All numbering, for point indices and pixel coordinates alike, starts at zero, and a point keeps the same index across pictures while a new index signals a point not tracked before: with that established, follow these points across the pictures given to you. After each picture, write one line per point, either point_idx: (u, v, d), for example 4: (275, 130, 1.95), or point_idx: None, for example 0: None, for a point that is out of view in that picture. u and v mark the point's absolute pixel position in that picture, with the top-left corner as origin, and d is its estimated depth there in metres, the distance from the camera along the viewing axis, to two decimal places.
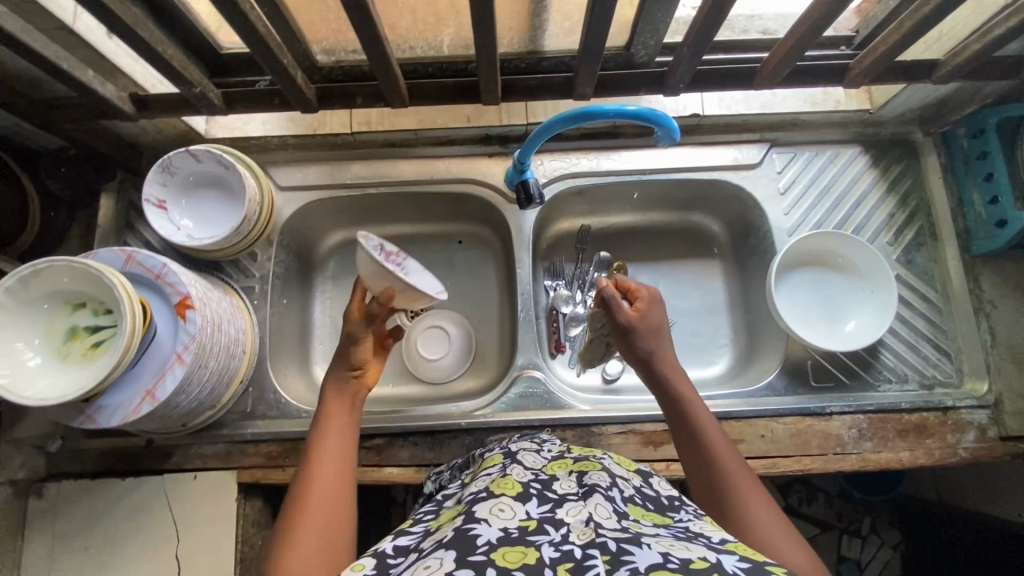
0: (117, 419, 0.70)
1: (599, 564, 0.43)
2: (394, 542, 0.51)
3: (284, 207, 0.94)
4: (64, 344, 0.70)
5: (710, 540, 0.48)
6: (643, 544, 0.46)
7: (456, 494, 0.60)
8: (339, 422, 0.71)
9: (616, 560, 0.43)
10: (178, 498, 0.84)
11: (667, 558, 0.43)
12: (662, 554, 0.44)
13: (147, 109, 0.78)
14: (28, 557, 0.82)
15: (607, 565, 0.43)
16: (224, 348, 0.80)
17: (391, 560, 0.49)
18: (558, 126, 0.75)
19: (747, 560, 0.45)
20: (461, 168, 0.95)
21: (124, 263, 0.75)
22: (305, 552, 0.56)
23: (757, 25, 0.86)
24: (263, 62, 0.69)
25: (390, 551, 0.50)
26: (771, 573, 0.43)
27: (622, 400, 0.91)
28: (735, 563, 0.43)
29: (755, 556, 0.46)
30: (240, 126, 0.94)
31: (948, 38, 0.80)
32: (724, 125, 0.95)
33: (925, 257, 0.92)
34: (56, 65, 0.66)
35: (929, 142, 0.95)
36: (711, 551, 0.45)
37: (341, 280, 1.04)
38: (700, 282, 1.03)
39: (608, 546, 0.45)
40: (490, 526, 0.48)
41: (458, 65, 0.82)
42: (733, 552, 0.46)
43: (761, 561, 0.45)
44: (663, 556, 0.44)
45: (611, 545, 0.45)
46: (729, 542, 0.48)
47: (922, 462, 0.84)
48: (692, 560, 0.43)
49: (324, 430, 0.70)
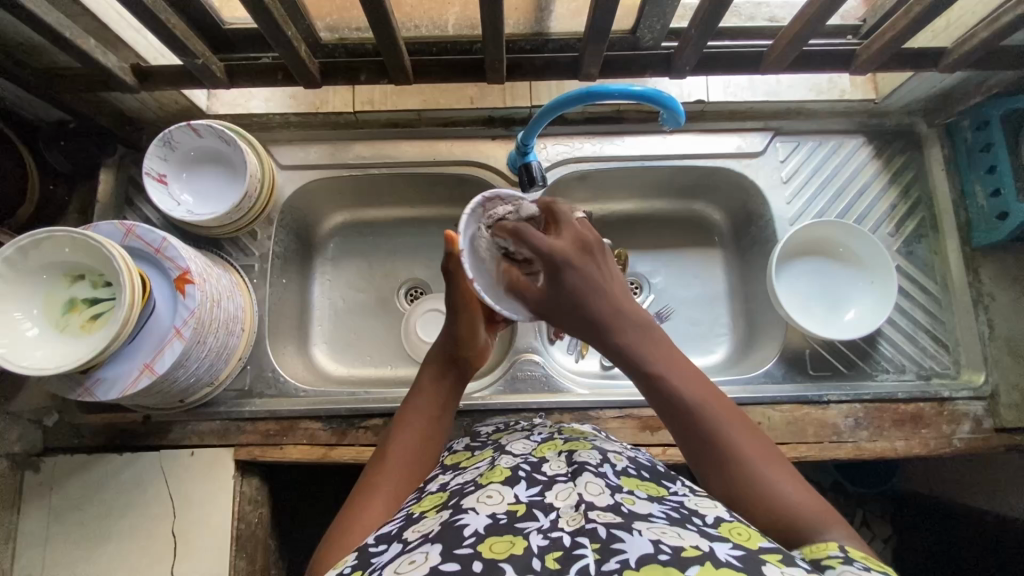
0: (115, 392, 0.70)
1: (588, 553, 0.43)
2: (375, 533, 0.53)
3: (285, 186, 0.94)
4: (63, 315, 0.70)
5: (705, 522, 0.48)
6: (633, 530, 0.45)
7: (438, 478, 0.61)
8: (431, 392, 0.71)
9: (606, 550, 0.43)
10: (174, 473, 0.84)
11: (658, 547, 0.43)
12: (652, 542, 0.44)
13: (149, 81, 0.78)
14: (24, 529, 0.82)
15: (596, 555, 0.43)
16: (222, 324, 0.80)
17: (373, 550, 0.50)
18: (562, 107, 0.75)
19: (741, 548, 0.45)
20: (464, 150, 0.95)
21: (122, 236, 0.74)
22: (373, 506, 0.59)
23: (763, 12, 0.85)
24: (268, 35, 0.68)
25: (372, 542, 0.51)
26: (764, 560, 0.43)
27: (619, 386, 0.91)
28: (728, 552, 0.43)
29: (748, 544, 0.45)
30: (241, 103, 0.93)
31: (955, 28, 0.80)
32: (728, 113, 0.95)
33: (926, 248, 0.93)
34: (58, 32, 0.65)
35: (933, 133, 0.95)
36: (704, 538, 0.45)
37: (340, 262, 1.04)
38: (701, 271, 1.03)
39: (597, 534, 0.45)
40: (479, 514, 0.49)
41: (462, 45, 0.81)
42: (727, 539, 0.45)
43: (755, 548, 0.45)
44: (654, 544, 0.43)
45: (601, 531, 0.45)
46: (723, 524, 0.48)
47: (916, 451, 0.84)
48: (683, 548, 0.43)
49: (417, 402, 0.69)
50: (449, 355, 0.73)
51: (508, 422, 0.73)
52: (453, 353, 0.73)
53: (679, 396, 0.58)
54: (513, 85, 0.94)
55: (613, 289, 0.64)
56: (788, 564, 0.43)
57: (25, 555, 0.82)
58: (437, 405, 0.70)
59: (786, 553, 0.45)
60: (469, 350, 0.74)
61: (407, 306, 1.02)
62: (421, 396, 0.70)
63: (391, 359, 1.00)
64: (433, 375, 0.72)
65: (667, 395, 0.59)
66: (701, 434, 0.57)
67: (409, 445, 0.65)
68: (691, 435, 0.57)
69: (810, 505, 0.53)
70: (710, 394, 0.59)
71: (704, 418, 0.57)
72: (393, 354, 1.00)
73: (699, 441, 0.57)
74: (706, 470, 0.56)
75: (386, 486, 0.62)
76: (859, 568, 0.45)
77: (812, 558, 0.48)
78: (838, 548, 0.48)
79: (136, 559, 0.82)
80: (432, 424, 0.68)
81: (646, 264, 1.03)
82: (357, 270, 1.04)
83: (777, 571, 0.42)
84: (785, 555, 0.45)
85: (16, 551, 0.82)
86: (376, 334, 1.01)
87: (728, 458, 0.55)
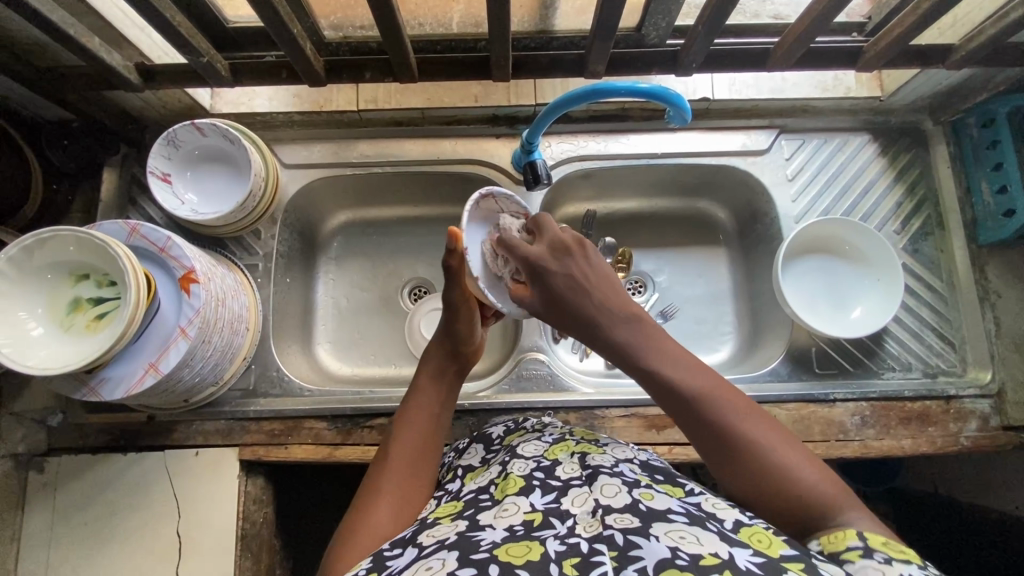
0: (120, 392, 0.70)
1: (606, 560, 0.43)
2: (392, 537, 0.53)
3: (288, 184, 0.93)
4: (68, 315, 0.70)
5: (724, 526, 0.48)
6: (652, 535, 0.45)
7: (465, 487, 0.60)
8: (431, 390, 0.71)
9: (624, 557, 0.43)
10: (179, 473, 0.84)
11: (676, 553, 0.43)
12: (671, 548, 0.43)
13: (154, 80, 0.78)
14: (29, 530, 0.82)
15: (614, 562, 0.43)
16: (228, 324, 0.80)
17: (388, 553, 0.50)
18: (567, 105, 0.75)
19: (761, 555, 0.44)
20: (467, 148, 0.94)
21: (127, 236, 0.74)
22: (383, 511, 0.59)
23: (768, 9, 0.85)
24: (273, 33, 0.68)
25: (388, 545, 0.52)
26: (786, 569, 0.43)
27: (624, 385, 0.91)
28: (748, 558, 0.43)
29: (770, 552, 0.45)
30: (245, 102, 0.93)
31: (962, 25, 0.79)
32: (733, 111, 0.94)
33: (932, 247, 0.92)
34: (63, 30, 0.65)
35: (939, 130, 0.94)
36: (723, 544, 0.45)
37: (344, 261, 1.04)
38: (706, 269, 1.03)
39: (614, 541, 0.45)
40: (495, 529, 0.48)
41: (467, 43, 0.80)
42: (746, 545, 0.45)
43: (777, 556, 0.44)
44: (672, 550, 0.43)
45: (618, 539, 0.45)
46: (742, 529, 0.48)
47: (924, 450, 0.84)
48: (702, 555, 0.43)
49: (417, 401, 0.69)
50: (448, 350, 0.73)
51: (516, 421, 0.73)
52: (453, 349, 0.73)
53: (683, 391, 0.57)
54: (517, 83, 0.94)
55: (601, 284, 0.62)
56: (810, 573, 0.42)
57: (30, 555, 0.81)
58: (439, 403, 0.70)
59: (809, 561, 0.44)
60: (467, 345, 0.74)
61: (411, 305, 1.02)
62: (422, 394, 0.70)
63: (395, 359, 1.00)
64: (432, 374, 0.72)
65: (665, 390, 0.58)
66: (709, 428, 0.56)
67: (413, 442, 0.65)
68: (699, 431, 0.57)
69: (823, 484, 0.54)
70: (714, 384, 0.58)
71: (711, 413, 0.56)
72: (397, 353, 1.00)
73: (708, 435, 0.56)
74: (716, 461, 0.56)
75: (394, 486, 0.61)
76: (881, 560, 0.47)
77: (830, 550, 0.50)
78: (857, 536, 0.50)
79: (141, 560, 0.82)
80: (434, 420, 0.69)
81: (650, 262, 1.03)
82: (361, 268, 1.04)
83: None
84: (808, 563, 0.44)
85: (21, 551, 0.81)
86: (379, 334, 1.01)
87: (739, 449, 0.55)
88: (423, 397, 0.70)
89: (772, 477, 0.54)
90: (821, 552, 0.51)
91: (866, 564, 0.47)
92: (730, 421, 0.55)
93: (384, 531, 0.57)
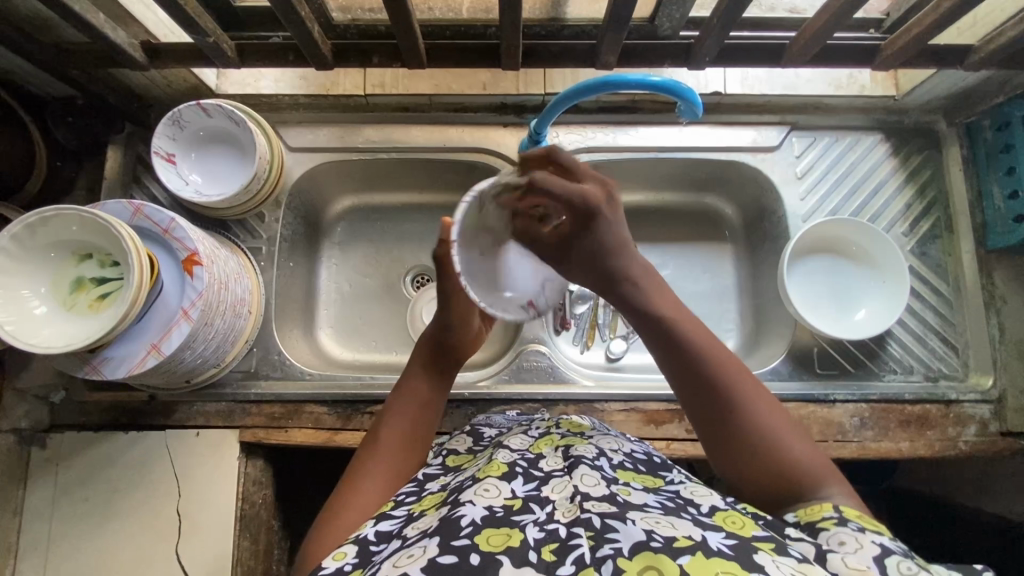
0: (122, 371, 0.70)
1: (582, 542, 0.43)
2: (376, 527, 0.52)
3: (293, 168, 0.93)
4: (69, 294, 0.70)
5: (699, 511, 0.48)
6: (628, 519, 0.45)
7: (437, 476, 0.60)
8: (417, 386, 0.69)
9: (600, 537, 0.43)
10: (179, 453, 0.85)
11: (651, 535, 0.43)
12: (646, 531, 0.44)
13: (159, 59, 0.77)
14: (30, 505, 0.83)
15: (591, 542, 0.43)
16: (229, 307, 0.80)
17: (374, 548, 0.49)
18: (579, 95, 0.73)
19: (733, 536, 0.44)
20: (475, 136, 0.94)
21: (130, 215, 0.74)
22: (367, 492, 0.59)
23: (784, 3, 0.85)
24: (281, 15, 0.67)
25: (373, 537, 0.51)
26: (757, 548, 0.43)
27: (624, 378, 0.91)
28: (721, 540, 0.43)
29: (742, 532, 0.45)
30: (251, 83, 0.92)
31: (983, 24, 0.78)
32: (746, 105, 0.93)
33: (939, 249, 0.91)
34: (67, 6, 0.64)
35: (952, 132, 0.93)
36: (697, 528, 0.45)
37: (348, 246, 1.03)
38: (711, 265, 1.02)
39: (592, 522, 0.45)
40: (475, 506, 0.47)
41: (477, 29, 0.80)
42: (719, 528, 0.45)
43: (749, 536, 0.45)
44: (647, 533, 0.43)
45: (595, 521, 0.45)
46: (717, 514, 0.48)
47: (921, 453, 0.84)
48: (676, 538, 0.43)
49: (406, 393, 0.68)
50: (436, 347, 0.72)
51: (512, 424, 0.72)
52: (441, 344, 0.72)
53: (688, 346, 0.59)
54: (527, 72, 0.92)
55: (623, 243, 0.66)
56: (779, 553, 0.43)
57: (32, 529, 0.82)
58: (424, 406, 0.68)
59: (779, 542, 0.45)
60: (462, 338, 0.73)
61: (414, 292, 1.02)
62: (411, 389, 0.69)
63: (397, 346, 1.00)
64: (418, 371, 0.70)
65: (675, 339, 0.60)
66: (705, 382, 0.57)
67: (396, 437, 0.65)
68: (695, 383, 0.58)
69: (807, 458, 0.54)
70: (719, 345, 0.60)
71: (707, 362, 0.58)
72: (400, 340, 1.00)
73: (694, 383, 0.58)
74: (704, 428, 0.58)
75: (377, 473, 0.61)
76: (855, 528, 0.47)
77: (807, 521, 0.50)
78: (832, 509, 0.50)
79: (140, 537, 0.83)
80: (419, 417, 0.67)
81: (655, 257, 1.03)
82: (363, 254, 1.03)
83: (768, 561, 0.42)
84: (778, 543, 0.44)
85: (22, 525, 0.83)
86: (382, 320, 1.01)
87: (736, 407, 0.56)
88: (405, 391, 0.68)
89: (753, 436, 0.55)
90: (797, 523, 0.51)
91: (841, 532, 0.47)
92: (730, 382, 0.57)
93: (366, 512, 0.57)
